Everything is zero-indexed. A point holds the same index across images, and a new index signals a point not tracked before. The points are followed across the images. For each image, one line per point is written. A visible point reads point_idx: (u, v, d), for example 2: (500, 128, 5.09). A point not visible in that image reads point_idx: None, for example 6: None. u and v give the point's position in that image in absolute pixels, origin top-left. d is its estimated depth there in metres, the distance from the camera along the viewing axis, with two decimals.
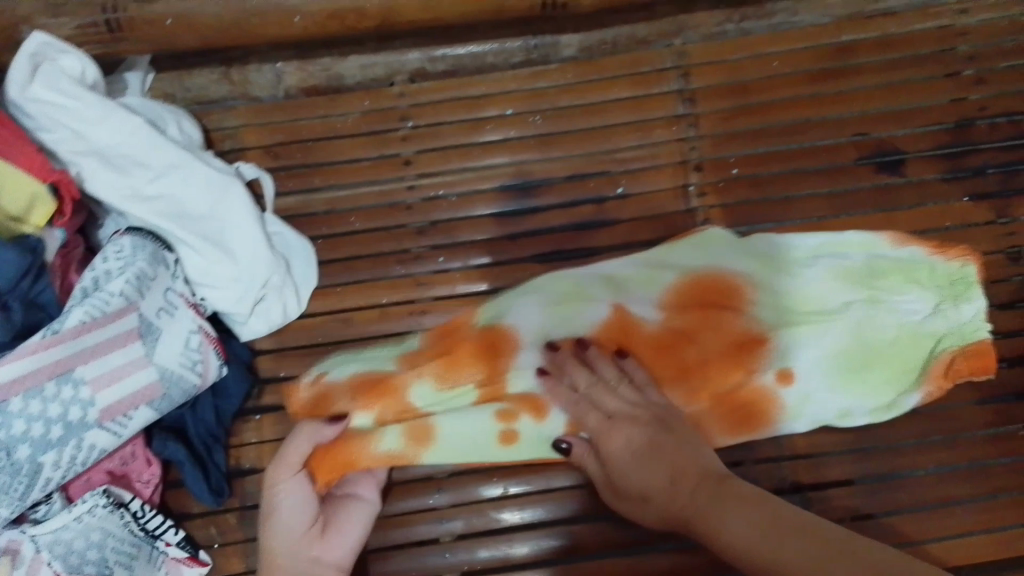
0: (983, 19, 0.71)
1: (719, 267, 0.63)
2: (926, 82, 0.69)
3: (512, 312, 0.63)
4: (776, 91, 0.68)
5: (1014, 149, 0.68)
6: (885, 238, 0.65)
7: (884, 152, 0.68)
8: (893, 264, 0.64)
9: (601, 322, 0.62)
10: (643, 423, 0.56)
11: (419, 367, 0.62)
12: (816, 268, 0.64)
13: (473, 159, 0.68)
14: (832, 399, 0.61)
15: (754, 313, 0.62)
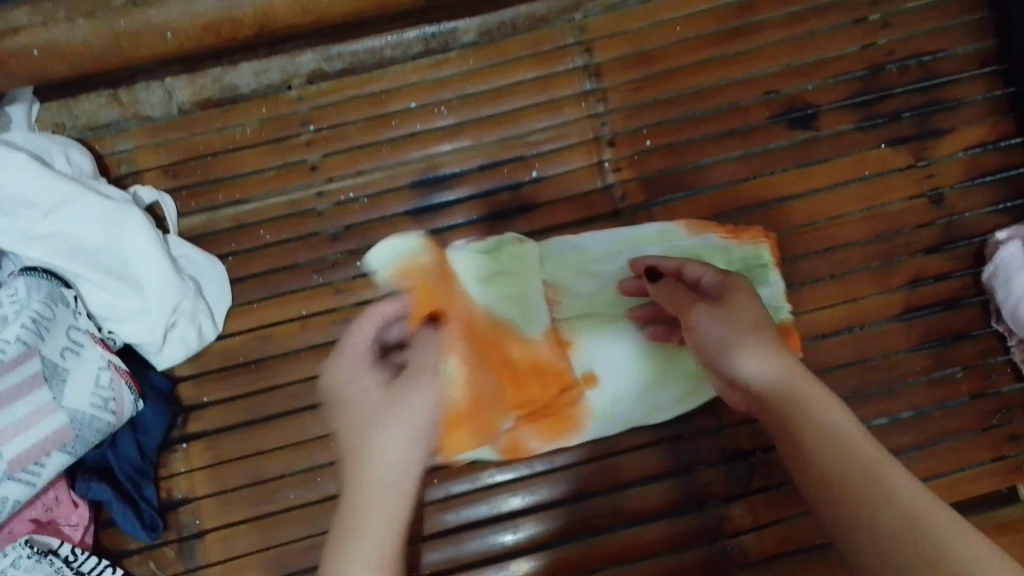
0: None
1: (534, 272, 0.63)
2: (838, 30, 0.66)
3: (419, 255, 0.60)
4: (682, 57, 0.66)
5: (931, 90, 0.66)
6: (681, 226, 0.63)
7: (796, 108, 0.65)
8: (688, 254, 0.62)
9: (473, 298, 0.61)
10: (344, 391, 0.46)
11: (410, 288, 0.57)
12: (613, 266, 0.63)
13: (381, 158, 0.65)
14: (637, 398, 0.62)
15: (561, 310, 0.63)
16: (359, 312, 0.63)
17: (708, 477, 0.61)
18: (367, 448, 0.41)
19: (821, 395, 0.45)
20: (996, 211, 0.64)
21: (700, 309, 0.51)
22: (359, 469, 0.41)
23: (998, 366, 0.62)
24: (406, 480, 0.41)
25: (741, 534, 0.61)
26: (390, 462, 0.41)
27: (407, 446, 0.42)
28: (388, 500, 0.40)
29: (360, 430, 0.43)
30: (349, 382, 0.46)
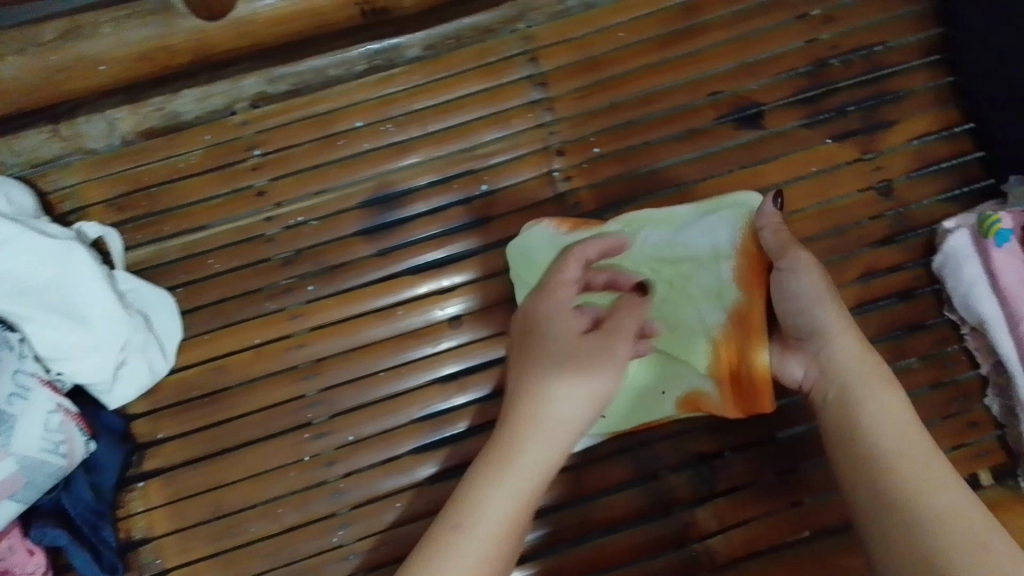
0: None
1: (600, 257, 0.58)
2: (780, 28, 0.66)
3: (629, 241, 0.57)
4: (627, 62, 0.66)
5: (874, 84, 0.66)
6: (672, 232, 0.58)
7: (742, 108, 0.65)
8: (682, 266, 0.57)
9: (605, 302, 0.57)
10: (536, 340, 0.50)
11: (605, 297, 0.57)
12: (673, 267, 0.58)
13: (329, 180, 0.64)
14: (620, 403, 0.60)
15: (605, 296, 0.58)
16: (314, 337, 0.62)
17: (673, 482, 0.61)
18: (539, 392, 0.48)
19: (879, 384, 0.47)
20: (944, 200, 0.65)
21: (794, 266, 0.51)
22: (525, 409, 0.48)
23: (955, 354, 0.63)
24: (564, 447, 0.48)
25: (708, 538, 0.60)
26: (564, 426, 0.47)
27: (575, 406, 0.48)
28: (550, 457, 0.47)
29: (536, 376, 0.48)
30: (537, 333, 0.50)
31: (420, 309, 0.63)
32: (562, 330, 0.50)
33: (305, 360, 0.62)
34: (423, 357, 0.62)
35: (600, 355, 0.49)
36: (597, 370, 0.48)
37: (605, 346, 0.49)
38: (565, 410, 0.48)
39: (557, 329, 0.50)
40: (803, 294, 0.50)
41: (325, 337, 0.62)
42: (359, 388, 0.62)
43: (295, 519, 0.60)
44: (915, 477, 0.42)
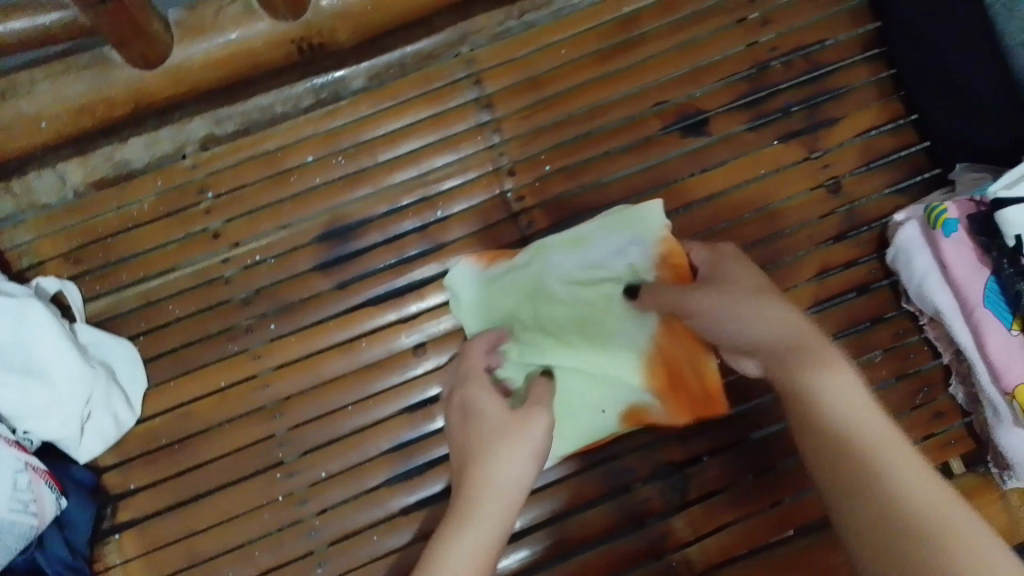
0: None
1: (522, 285, 0.61)
2: (719, 34, 0.66)
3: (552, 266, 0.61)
4: (570, 78, 0.66)
5: (815, 82, 0.66)
6: (588, 251, 0.61)
7: (687, 116, 0.66)
8: (599, 281, 0.61)
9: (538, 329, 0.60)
10: (467, 418, 0.52)
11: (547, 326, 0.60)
12: (599, 288, 0.61)
13: (283, 217, 0.64)
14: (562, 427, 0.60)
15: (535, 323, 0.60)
16: (279, 375, 0.63)
17: (645, 494, 0.62)
18: (486, 453, 0.49)
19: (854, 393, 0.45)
20: (894, 193, 0.65)
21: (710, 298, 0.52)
22: (475, 470, 0.48)
23: (916, 345, 0.63)
24: (516, 503, 0.47)
25: (685, 547, 0.61)
26: (512, 484, 0.48)
27: (523, 462, 0.49)
28: (506, 512, 0.46)
29: (479, 442, 0.50)
30: (463, 415, 0.53)
31: (383, 340, 0.63)
32: (490, 404, 0.52)
33: (272, 399, 0.62)
34: (389, 388, 0.62)
35: (528, 418, 0.51)
36: (530, 431, 0.50)
37: (529, 411, 0.51)
38: (516, 466, 0.48)
39: (487, 403, 0.52)
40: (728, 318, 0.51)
41: (290, 375, 0.63)
42: (327, 423, 0.62)
43: (274, 560, 0.60)
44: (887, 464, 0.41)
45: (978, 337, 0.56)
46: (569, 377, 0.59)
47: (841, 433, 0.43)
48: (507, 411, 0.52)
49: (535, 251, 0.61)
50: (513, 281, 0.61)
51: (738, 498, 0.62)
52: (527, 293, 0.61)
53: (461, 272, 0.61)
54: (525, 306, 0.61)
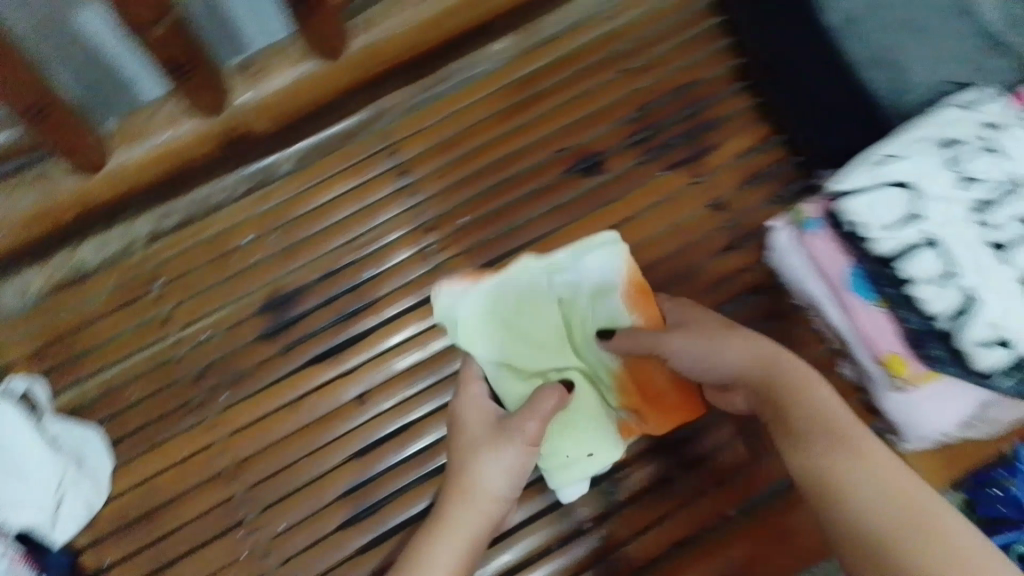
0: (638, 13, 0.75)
1: (515, 303, 0.66)
2: (605, 84, 0.74)
3: (538, 285, 0.67)
4: (475, 139, 0.73)
5: (697, 114, 0.74)
6: (562, 270, 0.67)
7: (584, 159, 0.73)
8: (582, 296, 0.67)
9: (537, 346, 0.66)
10: (460, 429, 0.59)
11: (544, 342, 0.66)
12: (581, 303, 0.67)
13: (228, 295, 0.70)
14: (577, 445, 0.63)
15: (534, 342, 0.66)
16: (236, 440, 0.67)
17: (581, 501, 0.67)
18: (466, 470, 0.56)
19: (833, 419, 0.51)
20: (774, 204, 0.73)
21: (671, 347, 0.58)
22: (455, 485, 0.56)
23: (809, 334, 0.69)
24: (490, 513, 0.55)
25: (624, 546, 0.66)
26: (486, 498, 0.55)
27: (498, 476, 0.55)
28: (477, 526, 0.54)
29: (463, 456, 0.57)
30: (456, 425, 0.60)
31: (329, 395, 0.68)
32: (479, 418, 0.59)
33: (231, 463, 0.67)
34: (338, 438, 0.67)
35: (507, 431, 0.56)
36: (507, 444, 0.56)
37: (520, 422, 0.57)
38: (491, 481, 0.55)
39: (475, 419, 0.59)
40: (696, 357, 0.57)
41: (245, 439, 0.67)
42: (282, 479, 0.66)
43: None
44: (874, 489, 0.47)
45: (845, 315, 0.61)
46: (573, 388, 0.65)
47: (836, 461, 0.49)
48: (492, 426, 0.58)
49: (524, 270, 0.66)
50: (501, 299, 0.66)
51: (667, 493, 0.66)
52: (519, 315, 0.66)
53: (453, 298, 0.66)
54: (521, 328, 0.66)
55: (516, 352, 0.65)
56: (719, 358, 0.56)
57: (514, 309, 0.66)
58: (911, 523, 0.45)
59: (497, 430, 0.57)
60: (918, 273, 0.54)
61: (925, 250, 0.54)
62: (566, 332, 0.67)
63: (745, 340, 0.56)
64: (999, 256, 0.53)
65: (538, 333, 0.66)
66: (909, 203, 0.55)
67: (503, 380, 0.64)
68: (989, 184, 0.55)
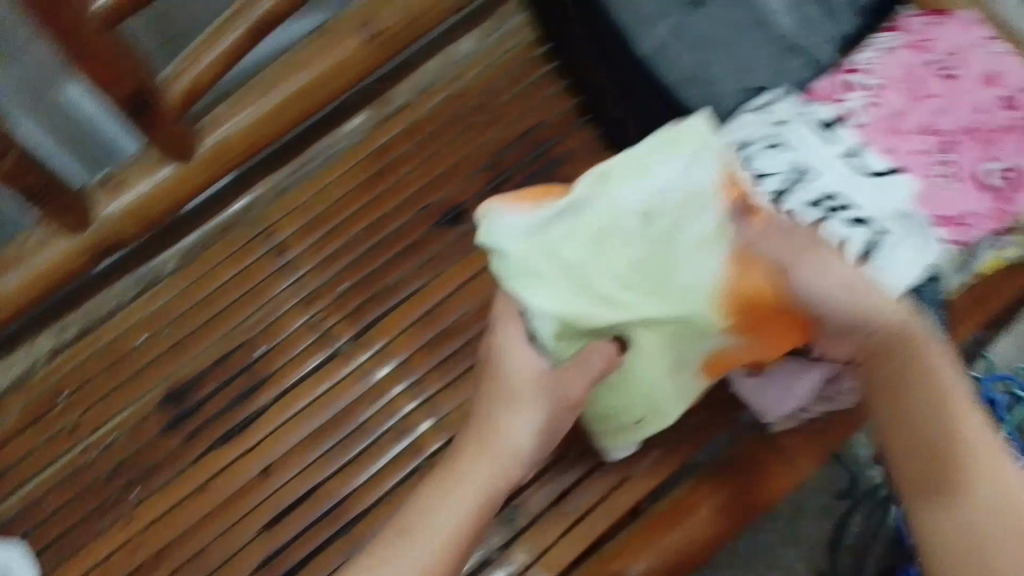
0: (477, 72, 0.81)
1: (585, 235, 0.50)
2: (458, 140, 0.79)
3: (597, 211, 0.50)
4: (343, 211, 0.78)
5: (545, 153, 0.78)
6: (630, 195, 0.50)
7: (446, 213, 0.77)
8: (653, 223, 0.51)
9: (608, 291, 0.51)
10: (495, 372, 0.54)
11: (625, 281, 0.51)
12: (656, 228, 0.51)
13: (130, 395, 0.74)
14: (646, 401, 0.59)
15: (606, 283, 0.51)
16: (151, 532, 0.70)
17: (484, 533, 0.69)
18: (494, 420, 0.53)
19: (956, 408, 0.47)
20: None
21: (806, 271, 0.50)
22: (482, 436, 0.53)
23: None
24: (510, 473, 0.52)
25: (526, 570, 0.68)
26: (510, 455, 0.52)
27: (523, 436, 0.53)
28: (491, 488, 0.52)
29: (495, 402, 0.53)
30: (501, 362, 0.53)
31: (234, 474, 0.71)
32: (525, 362, 0.53)
33: (148, 554, 0.70)
34: (247, 514, 0.70)
35: (545, 392, 0.53)
36: (539, 406, 0.53)
37: (574, 374, 0.53)
38: (517, 438, 0.52)
39: (522, 365, 0.53)
40: (817, 283, 0.50)
41: (159, 529, 0.70)
42: (198, 562, 0.69)
43: None
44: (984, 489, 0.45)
45: None
46: (646, 344, 0.54)
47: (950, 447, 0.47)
48: (535, 377, 0.53)
49: (593, 178, 0.50)
50: (557, 236, 0.50)
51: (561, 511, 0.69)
52: (594, 245, 0.50)
53: (501, 225, 0.50)
54: (592, 263, 0.50)
55: (586, 296, 0.51)
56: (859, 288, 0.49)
57: (576, 248, 0.50)
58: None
59: (536, 385, 0.53)
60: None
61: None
62: (630, 277, 0.51)
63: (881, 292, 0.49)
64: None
65: (617, 271, 0.51)
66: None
67: (549, 329, 0.51)
68: (775, 175, 0.63)
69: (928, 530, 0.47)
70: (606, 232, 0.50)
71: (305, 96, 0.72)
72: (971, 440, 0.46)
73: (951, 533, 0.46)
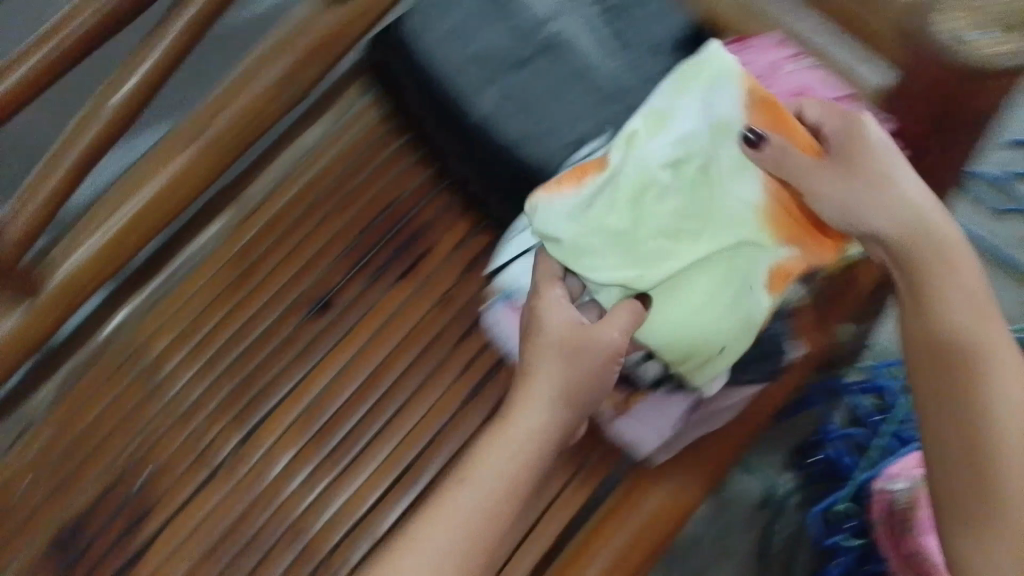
0: (330, 155, 0.79)
1: (608, 202, 0.57)
2: (319, 225, 0.77)
3: (634, 163, 0.57)
4: (211, 315, 0.75)
5: (405, 226, 0.77)
6: (653, 144, 0.57)
7: (316, 300, 0.75)
8: (690, 152, 0.57)
9: (659, 226, 0.58)
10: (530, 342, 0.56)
11: (658, 222, 0.58)
12: (685, 167, 0.57)
13: (10, 551, 0.69)
14: (716, 331, 0.58)
15: (647, 229, 0.58)
16: None
17: None
18: (523, 391, 0.54)
19: (983, 307, 0.52)
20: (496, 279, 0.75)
21: (810, 186, 0.55)
22: (516, 401, 0.54)
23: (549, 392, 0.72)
24: (540, 441, 0.52)
25: None
26: (537, 421, 0.53)
27: (551, 401, 0.53)
28: (524, 453, 0.52)
29: (527, 370, 0.55)
30: (535, 333, 0.56)
31: None
32: (554, 325, 0.55)
33: None
34: None
35: (573, 351, 0.54)
36: (573, 360, 0.54)
37: (602, 332, 0.55)
38: (547, 399, 0.53)
39: (550, 332, 0.55)
40: (834, 198, 0.55)
41: None
42: None
43: None
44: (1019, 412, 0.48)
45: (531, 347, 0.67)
46: (691, 275, 0.58)
47: (987, 368, 0.50)
48: (565, 335, 0.55)
49: (619, 147, 0.58)
50: (601, 209, 0.57)
51: None
52: (617, 213, 0.57)
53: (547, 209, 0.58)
54: (625, 223, 0.57)
55: (646, 227, 0.58)
56: (884, 201, 0.54)
57: (609, 213, 0.57)
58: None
59: (562, 346, 0.54)
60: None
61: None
62: (710, 175, 0.58)
63: (886, 192, 0.54)
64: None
65: (642, 221, 0.58)
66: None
67: (612, 296, 0.59)
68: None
69: (946, 486, 0.50)
70: (631, 198, 0.57)
71: (148, 218, 0.70)
72: (995, 377, 0.49)
73: (972, 484, 0.48)
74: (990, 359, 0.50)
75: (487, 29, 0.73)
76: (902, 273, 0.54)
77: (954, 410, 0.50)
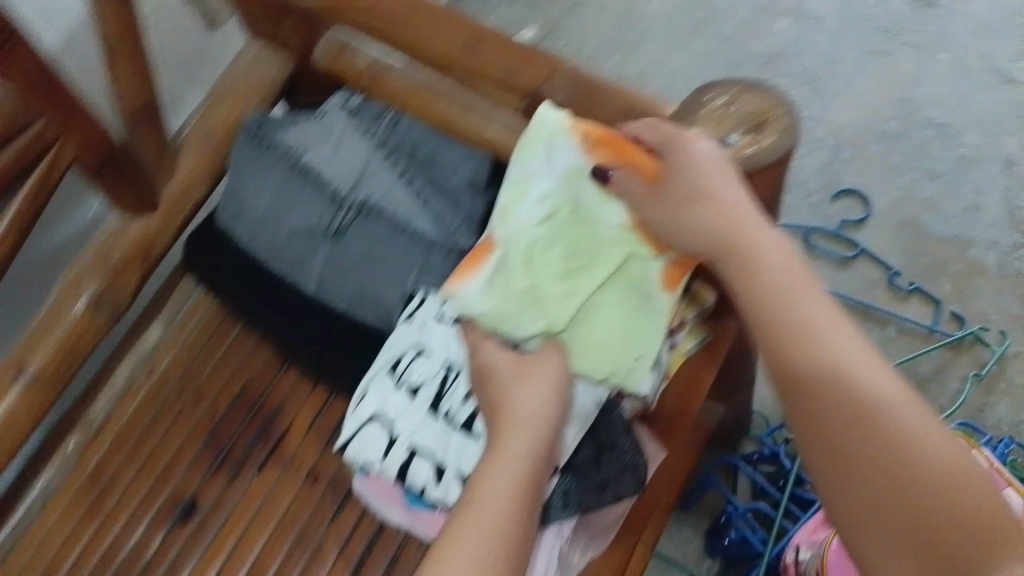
0: (170, 356, 0.78)
1: (506, 260, 0.57)
2: (170, 429, 0.75)
3: (514, 225, 0.58)
4: (70, 548, 0.71)
5: (258, 410, 0.76)
6: (525, 203, 0.58)
7: (178, 506, 0.73)
8: (559, 198, 0.57)
9: (563, 259, 0.57)
10: (486, 382, 0.57)
11: (557, 258, 0.57)
12: (560, 213, 0.57)
13: None
14: (638, 344, 0.56)
15: (549, 271, 0.57)
16: None
17: None
18: (500, 418, 0.55)
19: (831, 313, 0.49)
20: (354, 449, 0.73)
21: (653, 207, 0.53)
22: (497, 431, 0.55)
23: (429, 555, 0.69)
24: (533, 451, 0.53)
25: None
26: (526, 432, 0.54)
27: (534, 410, 0.54)
28: (520, 469, 0.52)
29: (495, 405, 0.56)
30: (488, 376, 0.57)
31: None
32: (501, 360, 0.57)
33: None
34: None
35: (534, 365, 0.56)
36: (535, 378, 0.55)
37: (546, 357, 0.56)
38: (528, 411, 0.54)
39: (501, 364, 0.57)
40: (673, 218, 0.53)
41: None
42: None
43: None
44: (899, 419, 0.45)
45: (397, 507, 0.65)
46: (601, 302, 0.56)
47: (855, 378, 0.46)
48: (516, 364, 0.56)
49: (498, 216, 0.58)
50: (504, 281, 0.57)
51: None
52: (515, 271, 0.57)
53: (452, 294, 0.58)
54: (525, 278, 0.57)
55: (545, 273, 0.57)
56: (717, 215, 0.51)
57: (509, 271, 0.57)
58: (931, 508, 0.42)
59: (522, 364, 0.56)
60: (424, 479, 0.61)
61: (417, 457, 0.61)
62: (588, 209, 0.56)
63: (704, 208, 0.51)
64: (469, 434, 0.61)
65: (543, 261, 0.57)
66: (386, 430, 0.63)
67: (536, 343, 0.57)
68: (432, 381, 0.63)
69: (848, 510, 0.45)
70: (523, 250, 0.57)
71: None
72: (863, 384, 0.46)
73: (875, 502, 0.44)
74: (857, 364, 0.47)
75: (292, 208, 0.71)
76: (747, 287, 0.50)
77: (839, 426, 0.45)
